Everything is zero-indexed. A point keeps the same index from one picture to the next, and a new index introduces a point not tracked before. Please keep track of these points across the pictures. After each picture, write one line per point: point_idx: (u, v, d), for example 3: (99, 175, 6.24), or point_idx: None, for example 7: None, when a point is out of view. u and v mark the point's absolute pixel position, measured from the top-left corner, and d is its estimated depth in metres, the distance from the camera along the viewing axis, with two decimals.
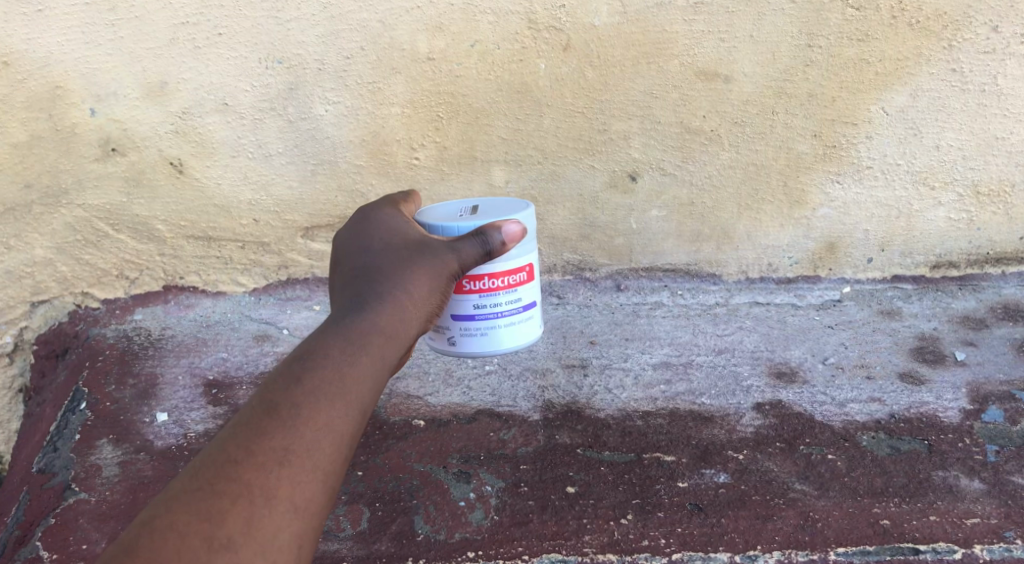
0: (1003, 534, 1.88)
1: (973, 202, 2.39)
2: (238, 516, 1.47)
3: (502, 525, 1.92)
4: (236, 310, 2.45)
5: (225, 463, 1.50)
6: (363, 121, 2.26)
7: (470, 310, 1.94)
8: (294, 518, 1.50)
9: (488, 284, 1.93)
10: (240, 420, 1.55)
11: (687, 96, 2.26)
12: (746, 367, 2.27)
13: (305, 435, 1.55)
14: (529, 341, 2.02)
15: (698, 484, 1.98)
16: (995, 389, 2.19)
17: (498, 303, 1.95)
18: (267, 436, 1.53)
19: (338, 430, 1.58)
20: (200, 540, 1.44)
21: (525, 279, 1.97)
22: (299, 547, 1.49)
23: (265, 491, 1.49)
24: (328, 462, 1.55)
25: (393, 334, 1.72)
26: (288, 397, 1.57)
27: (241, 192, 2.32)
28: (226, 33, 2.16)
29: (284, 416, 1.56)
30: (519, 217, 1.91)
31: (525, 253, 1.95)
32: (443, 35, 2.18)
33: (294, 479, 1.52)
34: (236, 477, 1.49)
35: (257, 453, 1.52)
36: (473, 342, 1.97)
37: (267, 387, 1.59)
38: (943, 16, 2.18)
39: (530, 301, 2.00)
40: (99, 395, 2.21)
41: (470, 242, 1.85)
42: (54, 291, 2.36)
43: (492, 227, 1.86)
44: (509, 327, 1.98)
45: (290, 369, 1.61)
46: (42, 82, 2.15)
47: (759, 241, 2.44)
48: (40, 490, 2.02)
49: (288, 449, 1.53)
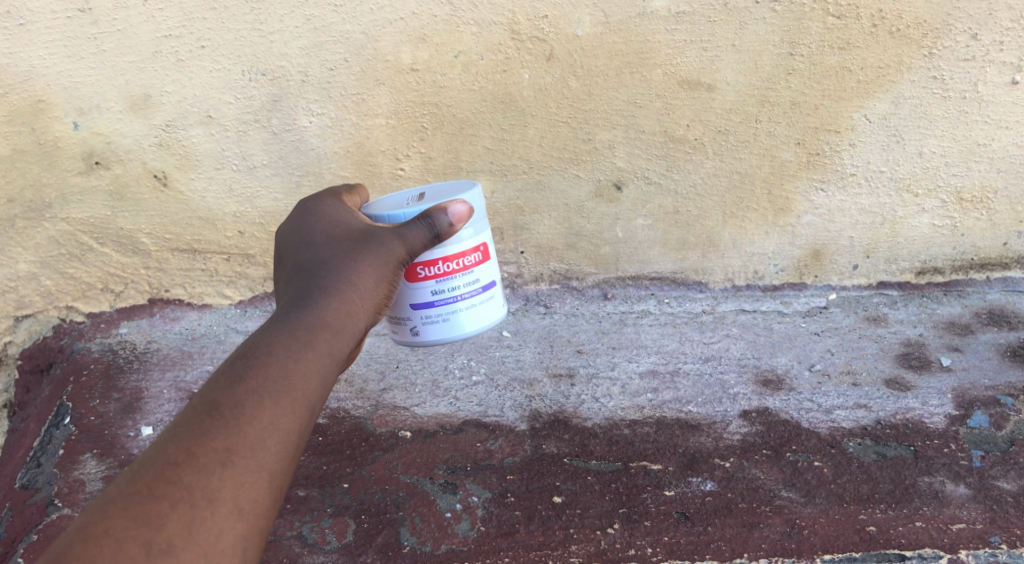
0: (988, 540, 1.89)
1: (957, 208, 2.40)
2: (179, 519, 1.45)
3: (489, 536, 1.92)
4: (221, 322, 2.44)
5: (164, 466, 1.48)
6: (348, 133, 2.27)
7: (428, 296, 1.87)
8: (238, 520, 1.49)
9: (442, 268, 1.86)
10: (180, 421, 1.54)
11: (671, 105, 2.27)
12: (732, 374, 2.27)
13: (248, 435, 1.54)
14: (494, 321, 1.95)
15: (685, 492, 1.98)
16: (980, 394, 2.20)
17: (455, 286, 1.88)
18: (209, 437, 1.52)
19: (283, 428, 1.57)
20: (138, 545, 1.42)
21: (481, 259, 1.90)
22: (244, 549, 1.48)
23: (206, 493, 1.48)
24: (274, 462, 1.54)
25: (340, 330, 1.71)
26: (231, 398, 1.56)
27: (225, 204, 2.32)
28: (210, 45, 2.15)
29: (226, 417, 1.54)
30: (466, 197, 1.84)
31: (478, 232, 1.88)
32: (426, 46, 2.18)
33: (237, 480, 1.50)
34: (176, 480, 1.48)
35: (198, 455, 1.50)
36: (435, 329, 1.90)
37: (209, 388, 1.58)
38: (923, 24, 2.19)
39: (490, 281, 1.93)
40: (83, 409, 2.20)
41: (415, 227, 1.79)
42: (39, 305, 2.35)
43: (438, 209, 1.80)
44: (471, 309, 1.91)
45: (232, 369, 1.60)
46: (24, 96, 2.14)
47: (744, 248, 2.45)
48: (22, 506, 2.01)
49: (231, 449, 1.52)
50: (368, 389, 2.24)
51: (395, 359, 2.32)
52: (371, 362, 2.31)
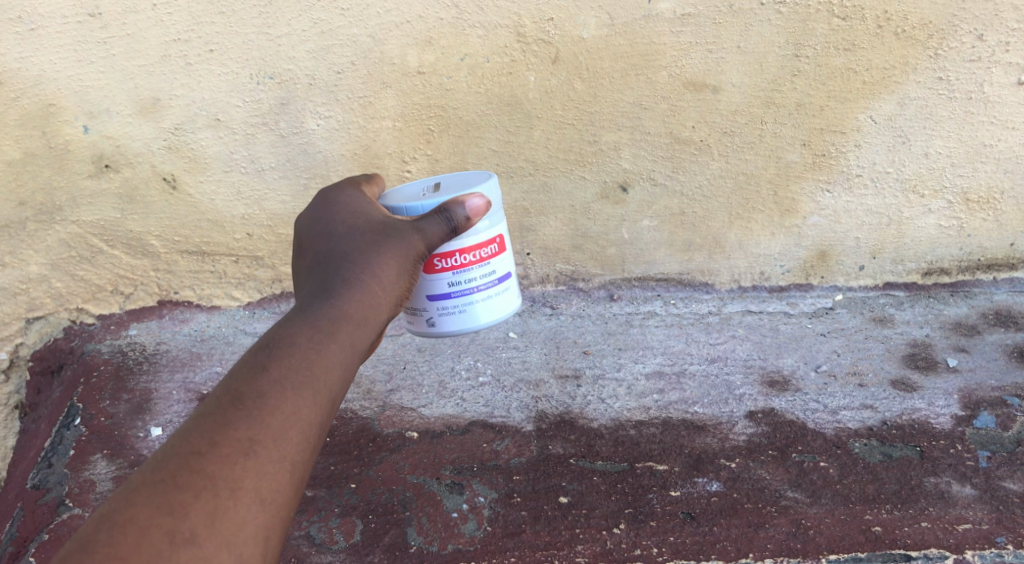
0: (994, 540, 1.89)
1: (963, 209, 2.41)
2: (202, 509, 1.46)
3: (495, 536, 1.93)
4: (229, 324, 2.46)
5: (188, 455, 1.50)
6: (354, 136, 2.28)
7: (445, 287, 1.89)
8: (259, 510, 1.50)
9: (459, 260, 1.87)
10: (203, 411, 1.55)
11: (677, 107, 2.27)
12: (739, 375, 2.28)
13: (271, 425, 1.55)
14: (509, 312, 1.97)
15: (690, 492, 1.99)
16: (987, 395, 2.20)
17: (472, 277, 1.89)
18: (232, 427, 1.53)
19: (305, 419, 1.58)
20: (161, 534, 1.44)
21: (497, 251, 1.91)
22: (266, 539, 1.49)
23: (229, 482, 1.49)
24: (295, 453, 1.55)
25: (363, 320, 1.71)
26: (253, 388, 1.57)
27: (233, 206, 2.34)
28: (218, 49, 2.17)
29: (249, 407, 1.55)
30: (483, 190, 1.85)
31: (495, 224, 1.89)
32: (433, 49, 2.20)
33: (259, 470, 1.51)
34: (200, 469, 1.49)
35: (221, 444, 1.51)
36: (451, 321, 1.92)
37: (231, 379, 1.59)
38: (928, 25, 2.19)
39: (506, 272, 1.94)
40: (93, 410, 2.22)
41: (434, 220, 1.80)
42: (50, 307, 2.37)
43: (455, 203, 1.81)
44: (487, 301, 1.92)
45: (256, 359, 1.61)
46: (35, 101, 2.16)
47: (750, 249, 2.46)
48: (33, 506, 2.03)
49: (254, 440, 1.53)
50: (376, 390, 2.25)
51: (403, 361, 2.33)
52: (378, 363, 2.33)
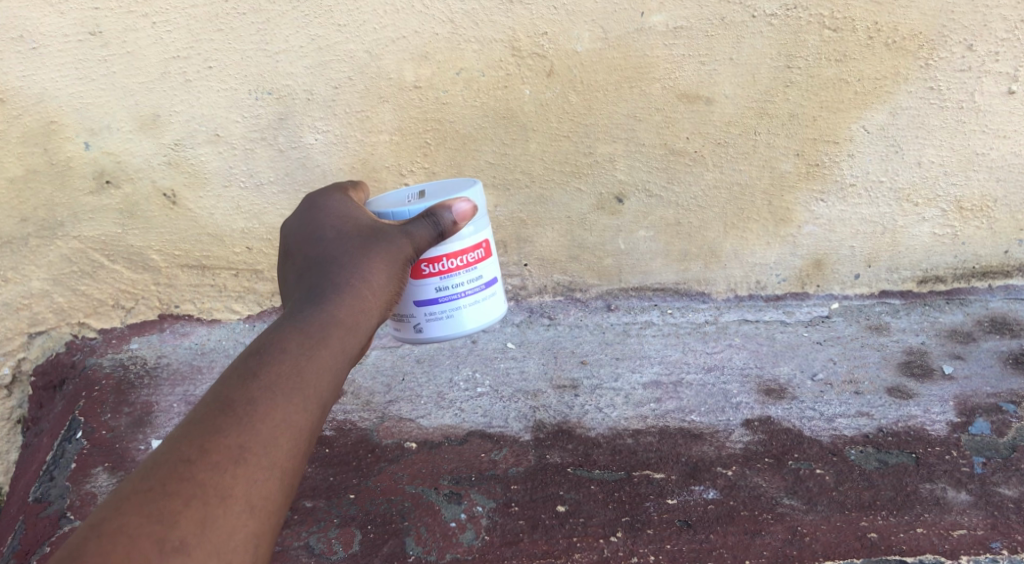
0: (989, 545, 1.91)
1: (957, 217, 2.43)
2: (192, 516, 1.48)
3: (493, 545, 1.95)
4: (230, 336, 2.48)
5: (178, 463, 1.51)
6: (353, 149, 2.31)
7: (432, 293, 1.90)
8: (249, 517, 1.52)
9: (445, 265, 1.89)
10: (194, 418, 1.57)
11: (670, 119, 2.30)
12: (736, 384, 2.29)
13: (260, 432, 1.57)
14: (496, 317, 1.99)
15: (687, 500, 2.00)
16: (982, 401, 2.22)
17: (458, 283, 1.92)
18: (222, 434, 1.55)
19: (295, 426, 1.60)
20: (151, 542, 1.45)
21: (484, 255, 1.94)
22: (255, 546, 1.51)
23: (219, 489, 1.51)
24: (286, 459, 1.57)
25: (353, 326, 1.73)
26: (244, 395, 1.59)
27: (233, 220, 2.36)
28: (217, 66, 2.20)
29: (239, 414, 1.57)
30: (468, 195, 1.88)
31: (480, 229, 1.92)
32: (428, 64, 2.23)
33: (250, 477, 1.53)
34: (190, 477, 1.50)
35: (212, 451, 1.53)
36: (438, 326, 1.93)
37: (222, 385, 1.61)
38: (918, 36, 2.22)
39: (492, 277, 1.96)
40: (94, 423, 2.24)
41: (421, 224, 1.82)
42: (52, 322, 2.40)
43: (441, 207, 1.83)
44: (474, 306, 1.94)
45: (246, 366, 1.63)
46: (37, 118, 2.19)
47: (746, 258, 2.48)
48: (35, 519, 2.05)
49: (244, 446, 1.55)
50: (375, 402, 2.27)
51: (402, 372, 2.36)
52: (377, 375, 2.35)
